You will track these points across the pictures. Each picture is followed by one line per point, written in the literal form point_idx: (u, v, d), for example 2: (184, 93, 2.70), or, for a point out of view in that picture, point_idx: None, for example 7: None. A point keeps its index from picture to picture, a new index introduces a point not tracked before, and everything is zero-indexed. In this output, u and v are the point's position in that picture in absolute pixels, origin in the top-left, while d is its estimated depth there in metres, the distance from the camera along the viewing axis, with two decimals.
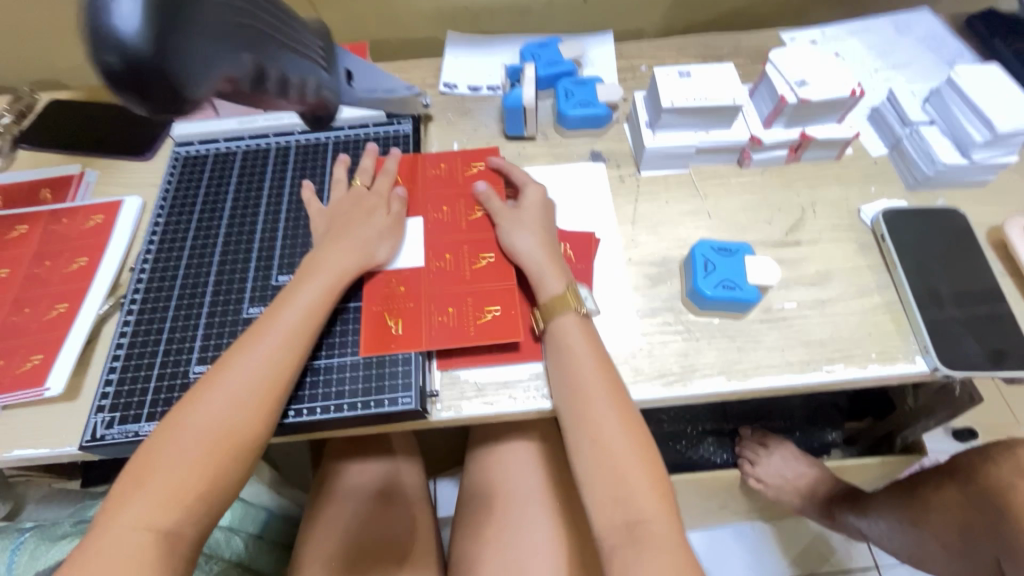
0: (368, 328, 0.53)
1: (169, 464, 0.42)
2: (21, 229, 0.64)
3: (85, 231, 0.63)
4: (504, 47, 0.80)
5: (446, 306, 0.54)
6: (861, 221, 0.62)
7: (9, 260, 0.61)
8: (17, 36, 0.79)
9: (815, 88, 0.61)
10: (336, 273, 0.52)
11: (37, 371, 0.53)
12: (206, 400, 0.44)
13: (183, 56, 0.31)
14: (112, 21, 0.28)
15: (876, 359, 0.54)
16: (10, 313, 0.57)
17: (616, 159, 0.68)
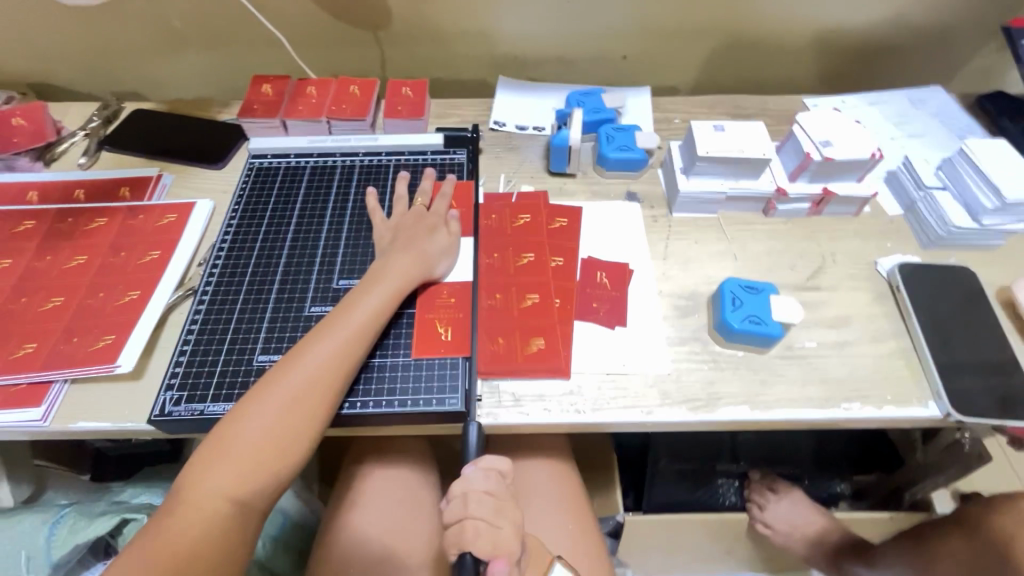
0: (420, 333, 0.58)
1: (245, 438, 0.47)
2: (100, 221, 0.69)
3: (159, 227, 0.68)
4: (550, 92, 0.88)
5: (498, 334, 0.59)
6: (878, 272, 0.67)
7: (87, 248, 0.66)
8: (114, 52, 0.88)
9: (839, 149, 0.67)
10: (398, 279, 0.58)
11: (110, 349, 0.57)
12: (280, 383, 0.50)
13: None
14: None
15: (891, 401, 0.57)
16: (86, 295, 0.62)
17: (650, 200, 0.74)
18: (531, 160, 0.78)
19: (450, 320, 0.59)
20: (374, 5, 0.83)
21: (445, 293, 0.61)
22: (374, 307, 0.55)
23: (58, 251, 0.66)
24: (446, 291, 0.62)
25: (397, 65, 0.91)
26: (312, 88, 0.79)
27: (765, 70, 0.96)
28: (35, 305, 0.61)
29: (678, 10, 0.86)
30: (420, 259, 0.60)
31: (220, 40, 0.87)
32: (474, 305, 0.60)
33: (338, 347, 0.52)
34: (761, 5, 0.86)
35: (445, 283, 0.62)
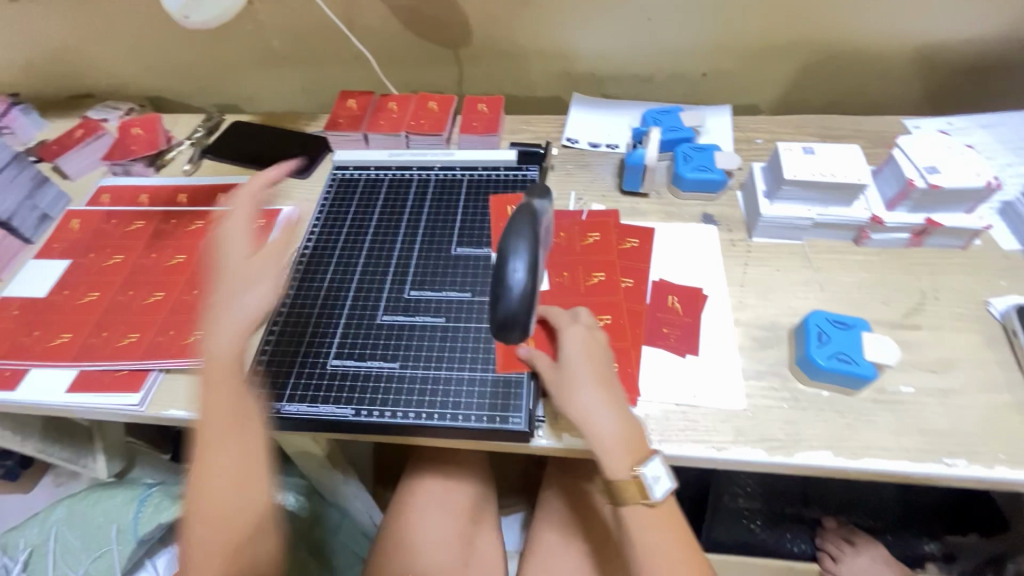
0: (502, 347, 0.58)
1: (209, 496, 0.50)
2: (198, 224, 0.75)
3: (250, 232, 0.73)
4: (625, 110, 0.87)
5: None
6: (990, 313, 0.60)
7: (187, 248, 0.72)
8: (220, 69, 0.96)
9: (947, 176, 0.61)
10: (235, 302, 0.52)
11: (200, 343, 0.62)
12: (219, 447, 0.51)
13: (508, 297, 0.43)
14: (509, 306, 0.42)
15: (1005, 461, 0.50)
16: (183, 292, 0.67)
17: (728, 224, 0.70)
18: (603, 178, 0.77)
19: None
20: (456, 24, 0.85)
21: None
22: (234, 333, 0.52)
23: (163, 249, 0.72)
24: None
25: (474, 81, 0.93)
26: (394, 103, 0.82)
27: (859, 88, 0.90)
28: (140, 297, 0.67)
29: (765, 26, 0.82)
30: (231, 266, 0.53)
31: (313, 58, 0.92)
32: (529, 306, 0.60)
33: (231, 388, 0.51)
34: (859, 20, 0.81)
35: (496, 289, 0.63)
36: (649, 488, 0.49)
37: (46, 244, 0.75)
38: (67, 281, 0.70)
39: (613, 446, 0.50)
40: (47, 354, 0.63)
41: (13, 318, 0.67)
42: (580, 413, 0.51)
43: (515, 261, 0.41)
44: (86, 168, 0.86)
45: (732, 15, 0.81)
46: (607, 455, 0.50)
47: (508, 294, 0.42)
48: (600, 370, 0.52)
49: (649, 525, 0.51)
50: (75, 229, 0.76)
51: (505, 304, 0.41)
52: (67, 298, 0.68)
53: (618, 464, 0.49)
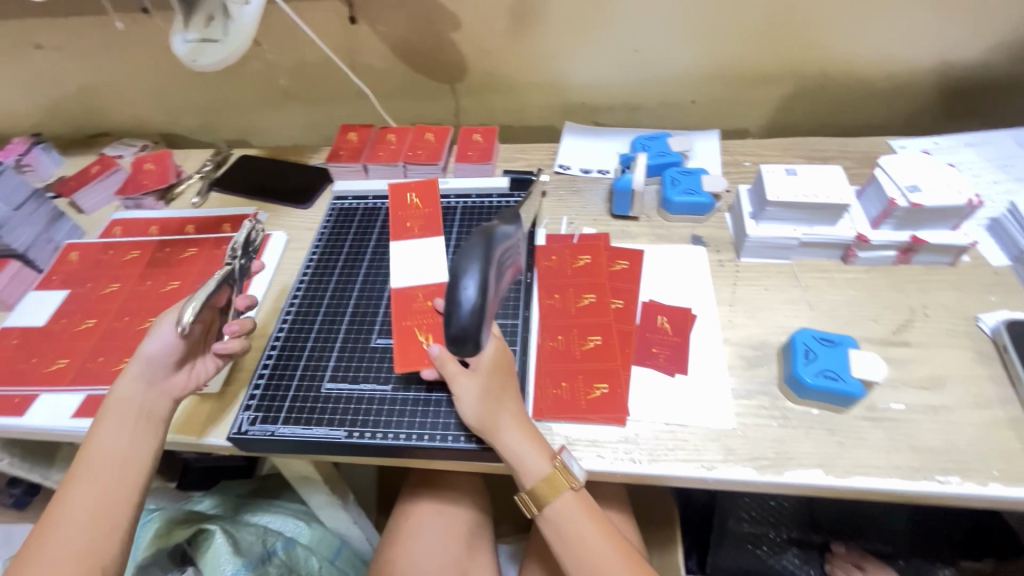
0: (403, 347, 0.61)
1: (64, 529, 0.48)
2: (191, 251, 0.78)
3: None
4: (616, 137, 0.90)
5: (560, 380, 0.59)
6: (980, 329, 0.60)
7: (180, 274, 0.75)
8: (229, 107, 1.01)
9: (928, 194, 0.61)
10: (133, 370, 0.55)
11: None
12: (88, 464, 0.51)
13: (455, 313, 0.42)
14: (455, 322, 0.42)
15: (1000, 478, 0.50)
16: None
17: (716, 244, 0.72)
18: (593, 202, 0.79)
19: (427, 326, 0.63)
20: (452, 60, 0.89)
21: (419, 294, 0.66)
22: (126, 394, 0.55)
23: (160, 278, 0.75)
24: (421, 293, 0.66)
25: (471, 113, 0.97)
26: (392, 135, 0.86)
27: (846, 110, 0.92)
28: (135, 323, 0.70)
29: (749, 54, 0.85)
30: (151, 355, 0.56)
31: (316, 95, 0.97)
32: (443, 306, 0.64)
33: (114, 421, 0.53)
34: (842, 46, 0.83)
35: (415, 285, 0.68)
36: (571, 471, 0.53)
37: (46, 274, 0.78)
38: (64, 310, 0.72)
39: (529, 448, 0.52)
40: (45, 379, 0.66)
41: (12, 347, 0.69)
42: (493, 420, 0.53)
43: (467, 276, 0.41)
44: (100, 203, 0.90)
45: (716, 45, 0.84)
46: (526, 459, 0.52)
47: (458, 313, 0.41)
48: (504, 381, 0.55)
49: (572, 516, 0.53)
50: (74, 260, 0.79)
51: (455, 321, 0.41)
52: (65, 326, 0.71)
53: (538, 463, 0.52)
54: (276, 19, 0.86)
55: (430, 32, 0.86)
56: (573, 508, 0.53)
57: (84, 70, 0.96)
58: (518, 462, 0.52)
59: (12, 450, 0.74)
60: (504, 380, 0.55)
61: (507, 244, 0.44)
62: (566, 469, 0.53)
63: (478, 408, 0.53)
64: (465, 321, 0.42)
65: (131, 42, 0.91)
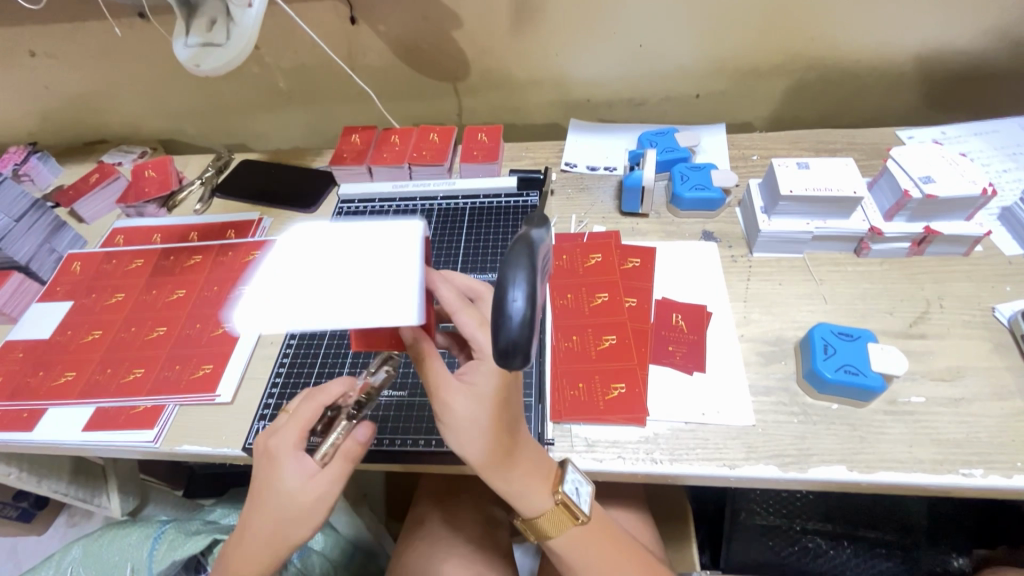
0: (359, 319, 0.48)
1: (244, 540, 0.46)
2: (196, 258, 0.77)
3: (246, 264, 0.75)
4: (621, 133, 0.89)
5: (577, 381, 0.59)
6: (997, 319, 0.60)
7: (186, 283, 0.74)
8: (228, 110, 0.99)
9: (942, 185, 0.61)
10: (298, 489, 0.44)
11: (216, 368, 0.64)
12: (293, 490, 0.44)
13: (505, 325, 0.35)
14: (506, 335, 0.35)
15: (1022, 469, 0.50)
16: (185, 326, 0.69)
17: (727, 240, 0.71)
18: (602, 200, 0.79)
19: None
20: (455, 59, 0.88)
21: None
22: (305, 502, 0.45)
23: (165, 287, 0.74)
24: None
25: (474, 111, 0.96)
26: (396, 136, 0.85)
27: (851, 101, 0.92)
28: (142, 333, 0.69)
29: (755, 47, 0.84)
30: (308, 475, 0.44)
31: (317, 97, 0.96)
32: (419, 276, 0.45)
33: (265, 544, 0.45)
34: (848, 36, 0.83)
35: (376, 234, 0.42)
36: (577, 506, 0.50)
37: (49, 286, 0.77)
38: (68, 322, 0.71)
39: (528, 487, 0.48)
40: (53, 392, 0.65)
41: (17, 360, 0.68)
42: (495, 462, 0.46)
43: (513, 284, 0.35)
44: (102, 211, 0.89)
45: (721, 38, 0.83)
46: (526, 497, 0.48)
47: (506, 325, 0.35)
48: (508, 418, 0.46)
49: (580, 545, 0.51)
50: (77, 271, 0.78)
51: (505, 335, 0.35)
52: (70, 339, 0.70)
53: (537, 498, 0.49)
54: (275, 21, 0.85)
55: (432, 30, 0.85)
56: (580, 537, 0.51)
57: (80, 76, 0.94)
58: (517, 500, 0.49)
59: (20, 465, 0.73)
60: (506, 418, 0.46)
61: (543, 250, 0.39)
62: (572, 504, 0.49)
63: (470, 452, 0.46)
64: (517, 335, 0.35)
65: (128, 47, 0.89)
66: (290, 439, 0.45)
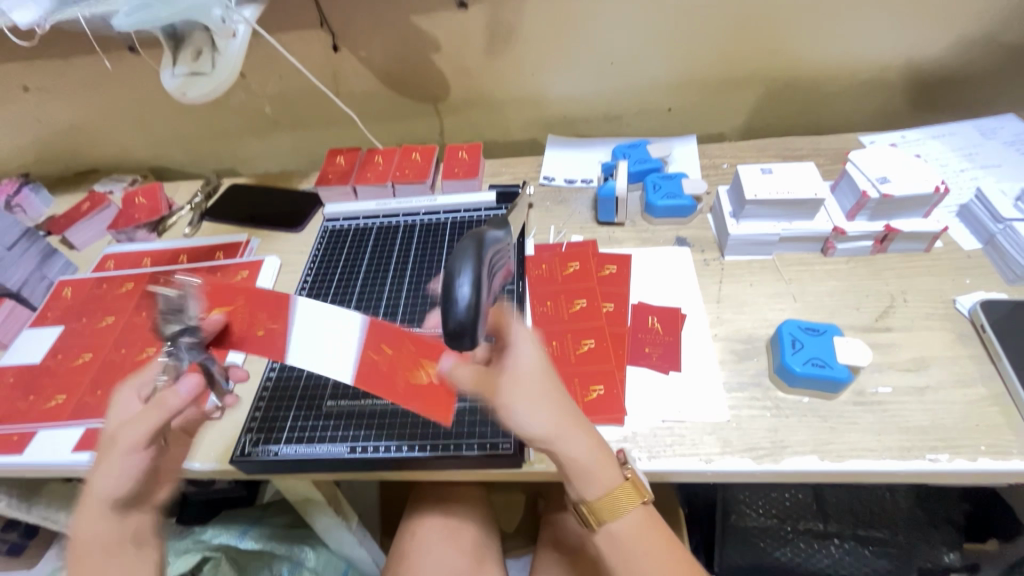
0: (426, 399, 0.54)
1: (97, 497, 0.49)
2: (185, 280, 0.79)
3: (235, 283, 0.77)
4: (597, 147, 0.92)
5: None
6: (958, 310, 0.63)
7: None
8: (216, 138, 1.03)
9: (898, 185, 0.64)
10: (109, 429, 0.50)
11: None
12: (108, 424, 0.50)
13: (452, 309, 0.38)
14: (453, 318, 0.38)
15: (986, 452, 0.51)
16: None
17: (700, 245, 0.74)
18: (579, 211, 0.81)
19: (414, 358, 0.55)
20: (435, 81, 0.92)
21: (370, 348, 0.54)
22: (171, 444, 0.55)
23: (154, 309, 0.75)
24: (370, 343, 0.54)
25: (455, 131, 1.00)
26: (380, 157, 0.88)
27: (816, 110, 0.96)
28: (132, 354, 0.70)
29: (721, 60, 0.88)
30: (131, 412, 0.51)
31: (305, 122, 0.99)
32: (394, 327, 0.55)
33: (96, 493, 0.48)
34: (808, 50, 0.87)
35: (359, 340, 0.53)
36: (641, 482, 0.50)
37: (40, 311, 0.78)
38: (59, 346, 0.72)
39: (596, 464, 0.48)
40: (43, 416, 0.66)
41: (8, 386, 0.69)
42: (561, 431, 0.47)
43: (462, 273, 0.38)
44: (92, 238, 0.91)
45: (687, 54, 0.88)
46: (593, 475, 0.48)
47: (453, 309, 0.38)
48: (558, 387, 0.49)
49: (639, 541, 0.49)
50: (67, 296, 0.79)
51: (451, 319, 0.38)
52: (61, 362, 0.71)
53: (606, 477, 0.48)
54: (261, 52, 0.89)
55: (411, 55, 0.89)
56: (644, 531, 0.49)
57: (72, 108, 0.97)
58: (581, 478, 0.48)
59: None
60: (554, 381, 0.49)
61: (498, 250, 0.42)
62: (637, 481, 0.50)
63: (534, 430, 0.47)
64: (462, 320, 0.38)
65: (119, 80, 0.92)
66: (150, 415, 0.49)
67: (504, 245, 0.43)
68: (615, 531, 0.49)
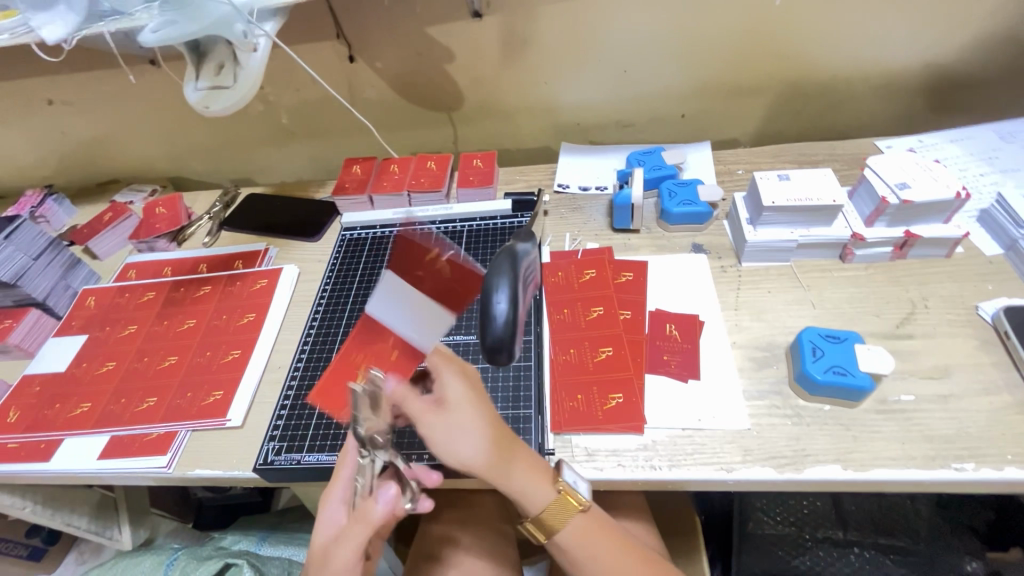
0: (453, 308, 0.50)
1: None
2: (205, 289, 0.80)
3: (254, 292, 0.78)
4: (611, 154, 0.93)
5: (575, 393, 0.60)
6: (981, 317, 0.62)
7: (196, 313, 0.77)
8: (234, 148, 1.04)
9: (918, 190, 0.64)
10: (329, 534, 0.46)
11: (227, 393, 0.66)
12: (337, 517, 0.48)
13: (490, 327, 0.44)
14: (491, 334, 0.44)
15: (1013, 461, 0.51)
16: (196, 354, 0.71)
17: (716, 252, 0.74)
18: (594, 218, 0.82)
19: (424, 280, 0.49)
20: (449, 90, 0.93)
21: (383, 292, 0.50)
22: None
23: (175, 317, 0.77)
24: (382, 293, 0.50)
25: (469, 140, 1.00)
26: (395, 166, 0.89)
27: (831, 115, 0.96)
28: (154, 363, 0.71)
29: (736, 67, 0.89)
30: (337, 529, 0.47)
31: (322, 132, 1.01)
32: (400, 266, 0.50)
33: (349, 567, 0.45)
34: (822, 55, 0.87)
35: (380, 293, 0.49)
36: (575, 491, 0.51)
37: (65, 321, 0.79)
38: (84, 354, 0.74)
39: (524, 477, 0.50)
40: (69, 423, 0.67)
41: (35, 394, 0.71)
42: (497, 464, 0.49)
43: (496, 294, 0.44)
44: (114, 247, 0.93)
45: (701, 61, 0.88)
46: (523, 488, 0.50)
47: (490, 327, 0.44)
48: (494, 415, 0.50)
49: (587, 539, 0.51)
50: (90, 305, 0.81)
51: (488, 335, 0.44)
52: (86, 370, 0.72)
53: (537, 489, 0.50)
54: (279, 64, 0.90)
55: (426, 65, 0.90)
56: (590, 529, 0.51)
57: (95, 121, 0.99)
58: (523, 498, 0.50)
59: (35, 498, 0.75)
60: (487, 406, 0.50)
61: (519, 267, 0.46)
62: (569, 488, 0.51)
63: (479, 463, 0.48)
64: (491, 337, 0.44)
65: (140, 92, 0.94)
66: (337, 487, 0.50)
67: (529, 261, 0.48)
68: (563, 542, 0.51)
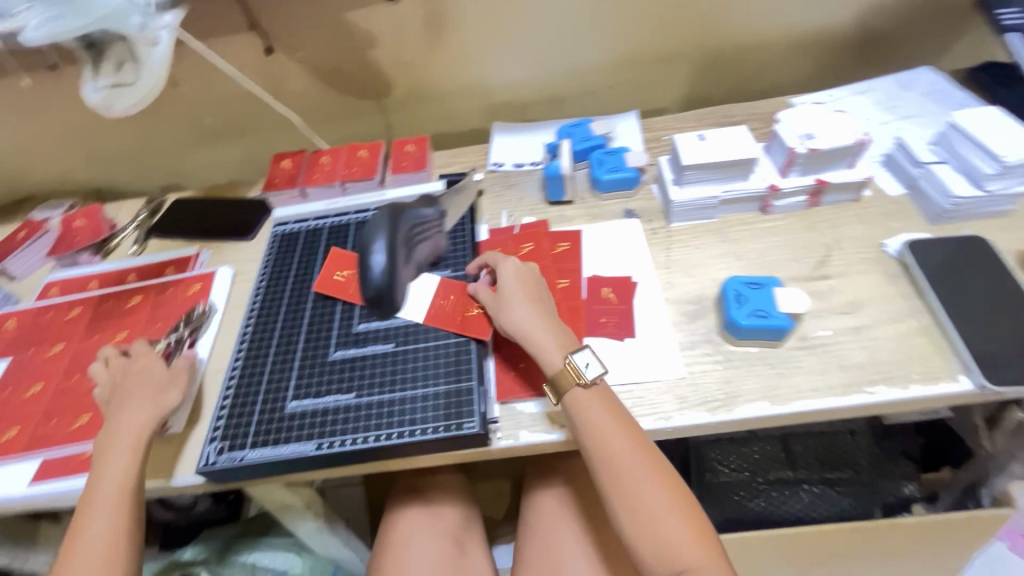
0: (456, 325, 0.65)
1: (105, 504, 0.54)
2: (135, 299, 0.77)
3: (188, 296, 0.76)
4: (542, 130, 0.94)
5: (518, 361, 0.62)
6: (887, 253, 0.66)
7: (128, 324, 0.74)
8: (156, 153, 1.00)
9: (823, 140, 0.68)
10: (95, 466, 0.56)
11: None
12: (105, 466, 0.55)
13: None
14: None
15: (918, 380, 0.55)
16: None
17: (648, 215, 0.76)
18: (529, 194, 0.83)
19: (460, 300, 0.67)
20: (374, 77, 0.92)
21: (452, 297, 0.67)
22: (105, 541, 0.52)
23: (106, 330, 0.74)
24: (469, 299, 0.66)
25: (402, 126, 1.00)
26: (326, 157, 0.88)
27: (750, 78, 0.99)
28: (86, 379, 0.69)
29: (654, 36, 0.91)
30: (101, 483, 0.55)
31: (247, 130, 0.98)
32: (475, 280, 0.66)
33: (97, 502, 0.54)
34: (734, 20, 0.90)
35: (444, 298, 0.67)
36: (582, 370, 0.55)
37: None
38: (9, 379, 0.70)
39: (546, 339, 0.58)
40: None
41: None
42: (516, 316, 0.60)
43: None
44: (34, 266, 0.88)
45: (621, 32, 0.90)
46: (540, 348, 0.57)
47: None
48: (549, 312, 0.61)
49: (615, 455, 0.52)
50: (11, 328, 0.77)
51: None
52: (11, 395, 0.69)
53: (550, 350, 0.57)
54: (191, 60, 0.87)
55: (347, 53, 0.88)
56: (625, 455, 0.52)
57: None
58: (540, 351, 0.57)
59: None
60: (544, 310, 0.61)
61: None
62: (578, 368, 0.55)
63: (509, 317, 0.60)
64: None
65: (43, 101, 0.89)
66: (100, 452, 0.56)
67: None
68: (572, 407, 0.55)
